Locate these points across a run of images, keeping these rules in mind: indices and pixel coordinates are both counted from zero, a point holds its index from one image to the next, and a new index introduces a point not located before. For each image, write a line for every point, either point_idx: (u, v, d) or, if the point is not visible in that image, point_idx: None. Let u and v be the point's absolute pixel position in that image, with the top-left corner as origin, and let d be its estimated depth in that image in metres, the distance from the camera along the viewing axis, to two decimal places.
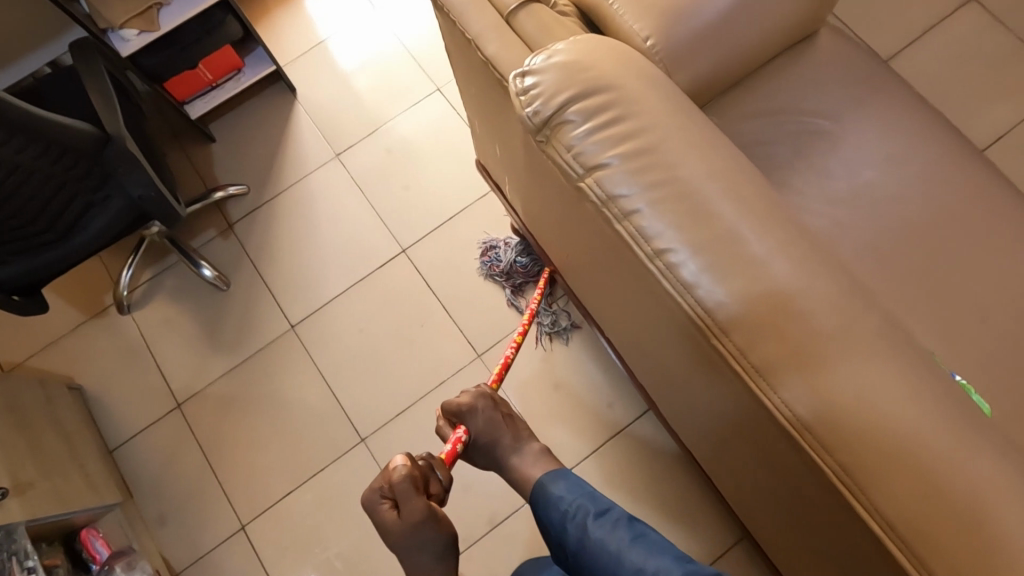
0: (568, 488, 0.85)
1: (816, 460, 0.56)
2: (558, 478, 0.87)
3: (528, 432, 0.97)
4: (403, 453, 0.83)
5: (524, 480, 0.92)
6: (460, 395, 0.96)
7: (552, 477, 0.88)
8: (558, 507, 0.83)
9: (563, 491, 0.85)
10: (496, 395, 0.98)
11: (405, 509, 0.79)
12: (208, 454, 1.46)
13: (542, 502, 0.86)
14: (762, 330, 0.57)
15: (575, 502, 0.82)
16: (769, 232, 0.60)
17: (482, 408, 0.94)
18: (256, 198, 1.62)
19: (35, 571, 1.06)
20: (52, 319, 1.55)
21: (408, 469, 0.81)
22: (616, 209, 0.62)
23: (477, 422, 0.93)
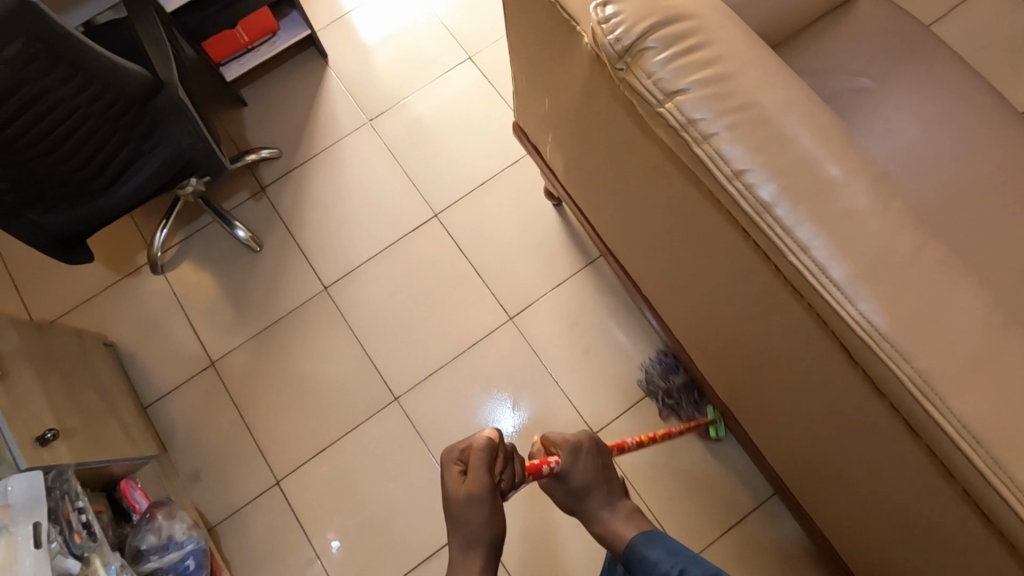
0: (664, 551, 0.88)
1: (892, 367, 0.57)
2: (651, 539, 0.91)
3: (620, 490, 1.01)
4: (491, 429, 0.91)
5: (612, 535, 0.97)
6: (571, 434, 1.00)
7: (645, 540, 0.91)
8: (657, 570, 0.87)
9: (660, 555, 0.88)
10: (602, 451, 1.01)
11: (473, 471, 0.86)
12: (241, 411, 1.47)
13: (637, 565, 0.89)
14: (839, 245, 0.59)
15: (673, 564, 0.86)
16: (842, 157, 0.62)
17: (584, 448, 0.97)
18: (288, 162, 1.63)
19: (85, 512, 1.07)
20: (85, 277, 1.56)
21: (490, 442, 0.88)
22: (695, 132, 0.63)
23: (577, 462, 0.96)
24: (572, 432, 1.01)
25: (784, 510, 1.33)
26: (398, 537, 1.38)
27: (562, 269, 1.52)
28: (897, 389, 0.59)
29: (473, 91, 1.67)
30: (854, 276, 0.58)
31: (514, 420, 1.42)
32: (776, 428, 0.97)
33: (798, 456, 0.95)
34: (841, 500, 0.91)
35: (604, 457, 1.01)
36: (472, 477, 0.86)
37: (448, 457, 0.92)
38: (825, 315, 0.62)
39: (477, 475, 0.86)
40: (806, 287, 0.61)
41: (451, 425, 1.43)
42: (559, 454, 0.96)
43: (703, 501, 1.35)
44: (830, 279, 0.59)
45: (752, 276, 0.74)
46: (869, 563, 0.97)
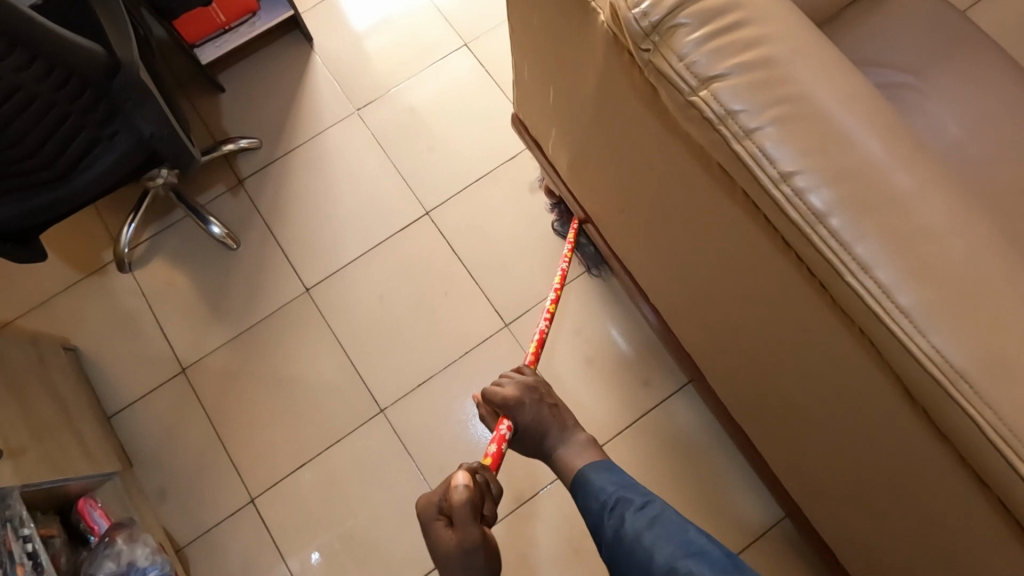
0: (610, 479, 0.85)
1: (971, 413, 0.48)
2: (602, 469, 0.87)
3: (574, 422, 0.98)
4: (455, 477, 0.83)
5: (567, 468, 0.92)
6: (517, 392, 0.96)
7: (596, 467, 0.87)
8: (598, 497, 0.83)
9: (604, 482, 0.84)
10: (540, 386, 0.99)
11: (466, 528, 0.79)
12: (214, 422, 1.36)
13: (587, 495, 0.85)
14: (908, 266, 0.49)
15: (615, 494, 0.82)
16: (911, 159, 0.52)
17: (529, 402, 0.95)
18: (269, 153, 1.51)
19: (31, 541, 0.96)
20: (46, 275, 1.44)
21: (468, 493, 0.80)
22: (734, 126, 0.53)
23: (524, 417, 0.95)
24: (519, 390, 0.96)
25: (797, 536, 1.25)
26: (383, 561, 1.28)
27: (561, 272, 1.42)
28: (972, 438, 0.49)
29: (468, 80, 1.56)
30: (926, 302, 0.49)
31: None
32: (804, 458, 0.88)
33: (827, 488, 0.86)
34: (876, 540, 0.82)
35: (546, 392, 0.98)
36: (467, 537, 0.79)
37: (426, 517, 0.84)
38: (885, 348, 0.52)
39: (472, 530, 0.79)
40: (865, 315, 0.52)
41: (440, 439, 1.34)
42: (509, 417, 0.95)
43: (711, 523, 1.26)
44: (898, 306, 0.49)
45: (792, 295, 0.64)
46: None
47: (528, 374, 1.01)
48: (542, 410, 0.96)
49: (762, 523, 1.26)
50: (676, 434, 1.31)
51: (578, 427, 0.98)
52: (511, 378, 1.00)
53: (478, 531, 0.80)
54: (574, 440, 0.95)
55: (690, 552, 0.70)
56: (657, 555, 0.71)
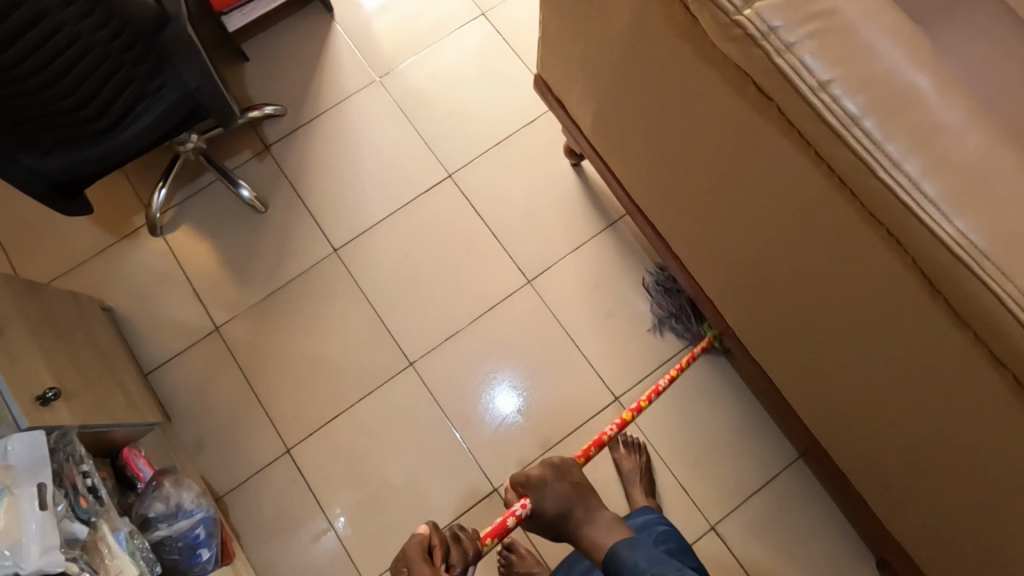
0: (643, 556, 0.91)
1: (989, 286, 0.54)
2: (631, 546, 0.93)
3: (600, 503, 1.01)
4: (424, 525, 0.90)
5: (595, 547, 0.96)
6: (534, 471, 1.00)
7: (627, 544, 0.94)
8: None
9: (637, 559, 0.91)
10: (568, 469, 1.02)
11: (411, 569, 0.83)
12: (249, 377, 1.41)
13: (619, 571, 0.92)
14: (933, 160, 0.55)
15: (649, 573, 0.89)
16: (931, 67, 0.58)
17: (549, 481, 0.99)
18: (293, 120, 1.55)
19: (91, 476, 1.01)
20: (79, 239, 1.48)
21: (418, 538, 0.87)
22: (775, 41, 0.59)
23: (544, 496, 0.97)
24: (536, 469, 1.01)
25: (810, 473, 1.31)
26: (415, 505, 1.33)
27: (581, 231, 1.47)
28: (989, 312, 0.55)
29: (486, 48, 1.60)
30: (948, 190, 0.55)
31: (512, 402, 1.38)
32: (823, 382, 0.94)
33: (845, 408, 0.92)
34: (892, 454, 0.88)
35: (571, 475, 1.01)
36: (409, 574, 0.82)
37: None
38: (911, 238, 0.58)
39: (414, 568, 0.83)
40: (893, 207, 0.57)
41: (468, 391, 1.39)
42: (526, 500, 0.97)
43: (726, 466, 1.32)
44: (925, 195, 0.55)
45: (820, 206, 0.70)
46: (912, 519, 0.95)
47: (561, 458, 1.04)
48: (564, 490, 0.99)
49: (777, 462, 1.32)
50: (694, 381, 1.37)
51: (604, 505, 1.01)
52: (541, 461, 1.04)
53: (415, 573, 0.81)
54: (600, 514, 0.99)
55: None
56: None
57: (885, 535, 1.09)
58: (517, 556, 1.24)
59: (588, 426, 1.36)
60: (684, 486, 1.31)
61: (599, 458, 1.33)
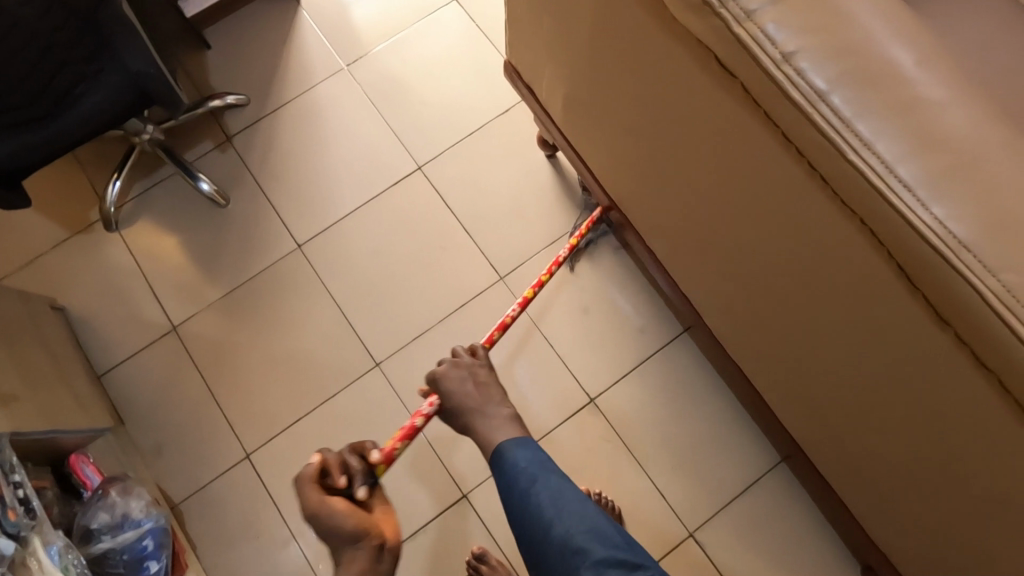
0: (528, 458, 0.83)
1: (971, 282, 0.48)
2: (519, 445, 0.84)
3: (502, 399, 0.91)
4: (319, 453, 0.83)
5: (485, 443, 0.88)
6: (449, 366, 0.93)
7: (515, 444, 0.85)
8: (512, 474, 0.82)
9: (521, 459, 0.83)
10: (473, 364, 0.93)
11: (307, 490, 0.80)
12: (208, 379, 1.35)
13: (501, 471, 0.84)
14: (909, 142, 0.49)
15: (529, 475, 0.82)
16: (910, 36, 0.52)
17: (451, 380, 0.91)
18: (257, 110, 1.49)
19: (23, 487, 0.94)
20: (31, 235, 1.41)
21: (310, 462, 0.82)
22: (735, 9, 0.53)
23: (444, 399, 0.91)
24: (448, 368, 0.92)
25: (794, 479, 1.26)
26: None
27: (556, 225, 1.41)
28: (973, 311, 0.49)
29: (459, 35, 1.54)
30: (927, 172, 0.49)
31: None
32: (802, 385, 0.88)
33: (826, 414, 0.86)
34: (876, 463, 0.82)
35: (477, 372, 0.92)
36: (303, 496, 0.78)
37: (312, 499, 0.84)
38: (886, 228, 0.52)
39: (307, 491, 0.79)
40: (864, 194, 0.52)
41: None
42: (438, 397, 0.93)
43: (706, 471, 1.27)
44: (900, 179, 0.49)
45: (792, 197, 0.64)
46: (897, 530, 0.89)
47: (482, 355, 0.96)
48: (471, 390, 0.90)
49: (760, 467, 1.27)
50: (672, 381, 1.32)
51: (505, 402, 0.90)
52: (454, 355, 0.95)
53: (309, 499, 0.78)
54: (502, 410, 0.89)
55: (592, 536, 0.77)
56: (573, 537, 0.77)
57: (869, 545, 1.04)
58: (488, 568, 1.18)
59: (562, 429, 1.29)
60: (662, 492, 1.26)
61: (574, 463, 1.28)
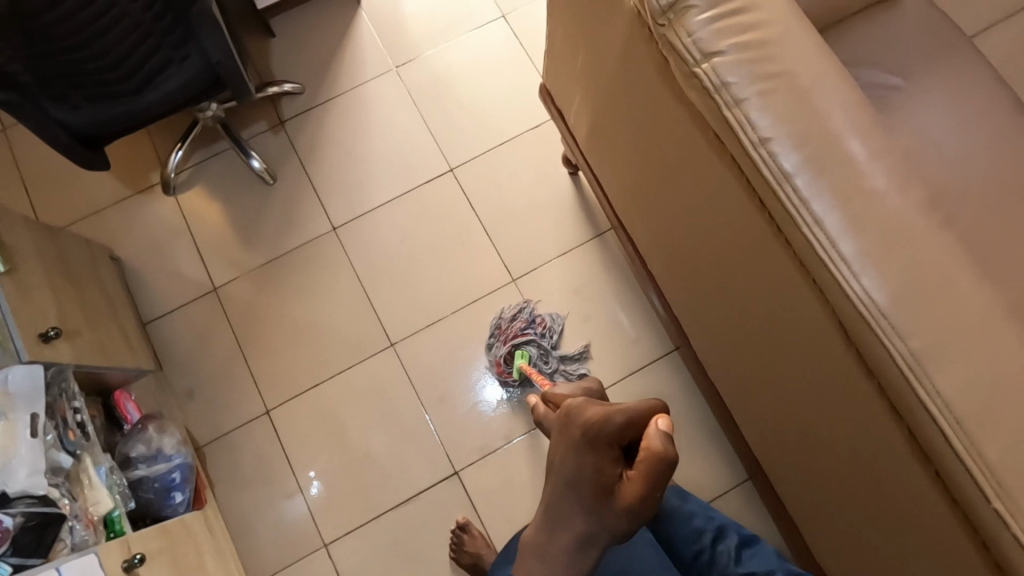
0: (694, 506, 1.14)
1: (884, 343, 0.59)
2: (682, 497, 1.15)
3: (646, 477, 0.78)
4: (661, 400, 0.64)
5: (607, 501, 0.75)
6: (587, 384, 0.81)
7: (678, 496, 1.15)
8: (690, 526, 1.11)
9: (689, 509, 1.13)
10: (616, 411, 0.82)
11: (602, 453, 0.60)
12: (240, 338, 1.49)
13: (680, 519, 1.11)
14: (852, 222, 0.61)
15: (701, 525, 1.11)
16: (868, 136, 0.63)
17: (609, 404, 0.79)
18: (310, 98, 1.62)
19: (81, 413, 1.09)
20: (97, 189, 1.56)
21: (660, 451, 0.58)
22: (725, 95, 0.64)
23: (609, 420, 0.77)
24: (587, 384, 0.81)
25: (756, 496, 1.37)
26: (380, 478, 1.41)
27: (569, 237, 1.53)
28: (885, 366, 0.61)
29: (501, 50, 1.65)
30: (862, 252, 0.60)
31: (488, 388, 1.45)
32: (764, 411, 0.99)
33: (780, 440, 0.97)
34: (816, 487, 0.93)
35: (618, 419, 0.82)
36: (598, 456, 0.60)
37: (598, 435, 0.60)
38: (828, 290, 0.64)
39: (607, 459, 0.60)
40: (814, 261, 0.63)
41: (444, 376, 1.46)
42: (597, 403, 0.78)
43: (675, 480, 1.38)
44: (840, 254, 0.61)
45: (761, 251, 0.75)
46: (829, 548, 1.01)
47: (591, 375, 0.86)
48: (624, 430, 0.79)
49: (726, 481, 1.38)
50: (658, 393, 1.43)
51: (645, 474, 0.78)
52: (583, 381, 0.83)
53: (634, 492, 0.58)
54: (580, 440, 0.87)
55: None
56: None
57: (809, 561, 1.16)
58: (469, 537, 1.32)
59: None
60: None
61: None
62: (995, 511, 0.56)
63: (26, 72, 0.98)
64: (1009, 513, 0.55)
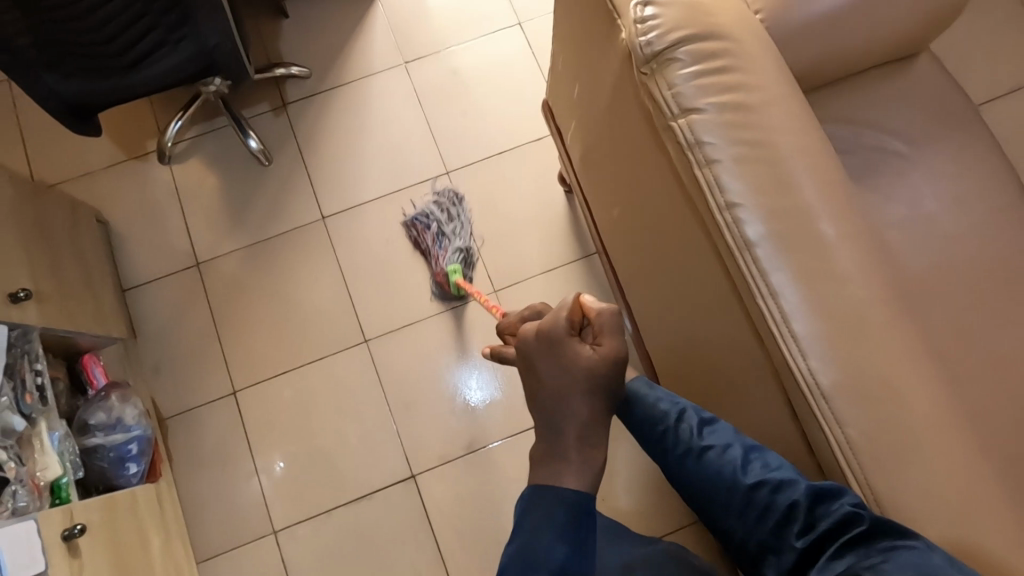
0: (667, 398, 0.82)
1: (823, 427, 0.60)
2: (648, 386, 0.84)
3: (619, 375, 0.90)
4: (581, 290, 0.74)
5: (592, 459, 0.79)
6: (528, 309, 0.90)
7: (644, 384, 0.84)
8: (660, 415, 0.81)
9: (666, 403, 0.81)
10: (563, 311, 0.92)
11: (562, 348, 0.66)
12: (216, 315, 1.49)
13: (648, 417, 0.81)
14: (807, 299, 0.60)
15: (680, 409, 0.81)
16: (839, 212, 0.62)
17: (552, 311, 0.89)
18: (316, 84, 1.61)
19: (42, 376, 1.10)
20: (93, 150, 1.56)
21: (610, 308, 0.68)
22: (698, 154, 0.63)
23: None
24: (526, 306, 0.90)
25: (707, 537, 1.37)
26: (336, 472, 1.41)
27: (557, 255, 1.52)
28: (823, 447, 0.62)
29: (513, 58, 1.64)
30: (814, 331, 0.60)
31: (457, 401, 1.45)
32: None
33: None
34: None
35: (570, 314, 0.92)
36: (563, 350, 0.66)
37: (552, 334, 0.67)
38: (777, 363, 0.63)
39: (571, 347, 0.66)
40: (767, 333, 0.63)
41: (414, 378, 1.46)
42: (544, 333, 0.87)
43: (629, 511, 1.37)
44: (791, 330, 0.60)
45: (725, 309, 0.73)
46: None
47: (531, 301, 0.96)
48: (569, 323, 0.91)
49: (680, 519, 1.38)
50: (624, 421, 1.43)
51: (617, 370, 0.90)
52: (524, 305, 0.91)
53: (602, 348, 0.67)
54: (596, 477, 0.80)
55: (772, 485, 0.68)
56: (721, 473, 0.73)
57: None
58: None
59: (516, 436, 1.43)
60: None
61: (515, 471, 1.41)
62: None
63: (34, 46, 1.01)
64: None
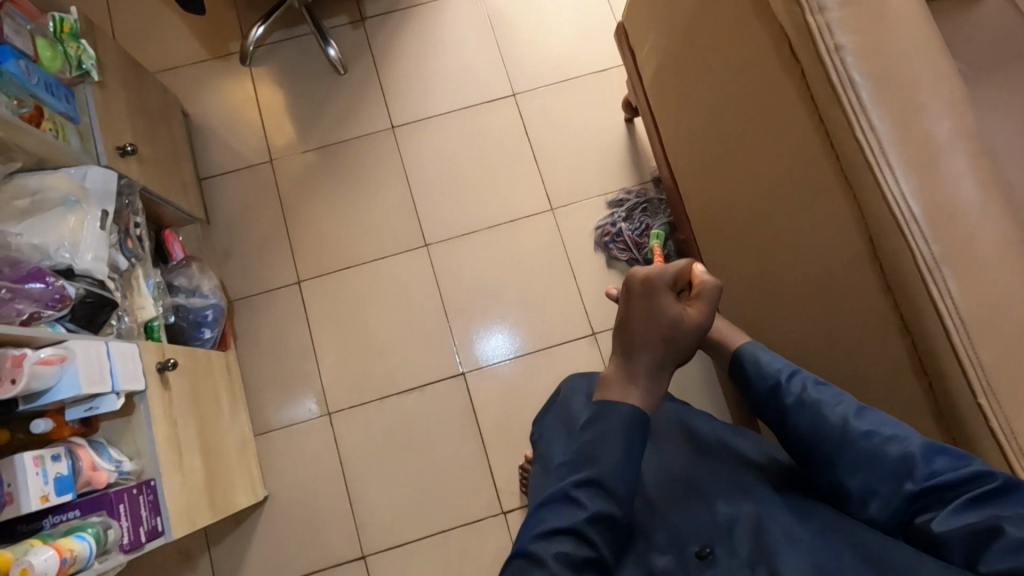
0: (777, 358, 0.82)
1: (910, 243, 0.68)
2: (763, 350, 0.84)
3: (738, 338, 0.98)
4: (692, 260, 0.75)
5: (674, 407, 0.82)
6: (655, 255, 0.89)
7: (758, 348, 0.84)
8: (768, 372, 0.80)
9: (776, 362, 0.81)
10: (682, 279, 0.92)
11: (658, 301, 0.68)
12: (285, 210, 1.56)
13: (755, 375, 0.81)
14: (897, 132, 0.70)
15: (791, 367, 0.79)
16: (926, 66, 0.73)
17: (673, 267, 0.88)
18: (393, 2, 1.68)
19: (140, 229, 1.18)
20: (180, 47, 1.63)
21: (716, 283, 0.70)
22: (812, 3, 0.71)
23: None
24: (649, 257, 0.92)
25: None
26: (389, 364, 1.49)
27: (613, 180, 1.58)
28: (904, 266, 0.69)
29: None
30: (905, 159, 0.69)
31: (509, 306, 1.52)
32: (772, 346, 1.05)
33: None
34: None
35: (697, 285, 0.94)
36: (659, 303, 0.68)
37: (656, 285, 0.69)
38: (866, 195, 0.71)
39: (666, 302, 0.68)
40: (861, 164, 0.71)
41: (469, 283, 1.53)
42: None
43: None
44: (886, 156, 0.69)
45: (809, 167, 0.79)
46: None
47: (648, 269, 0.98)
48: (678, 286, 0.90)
49: None
50: None
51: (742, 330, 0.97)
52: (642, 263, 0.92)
53: (694, 313, 0.69)
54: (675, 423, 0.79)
55: (882, 435, 0.66)
56: (827, 426, 0.70)
57: None
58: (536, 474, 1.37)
59: (562, 346, 1.49)
60: None
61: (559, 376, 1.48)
62: (979, 405, 0.65)
63: None
64: (991, 407, 0.64)
